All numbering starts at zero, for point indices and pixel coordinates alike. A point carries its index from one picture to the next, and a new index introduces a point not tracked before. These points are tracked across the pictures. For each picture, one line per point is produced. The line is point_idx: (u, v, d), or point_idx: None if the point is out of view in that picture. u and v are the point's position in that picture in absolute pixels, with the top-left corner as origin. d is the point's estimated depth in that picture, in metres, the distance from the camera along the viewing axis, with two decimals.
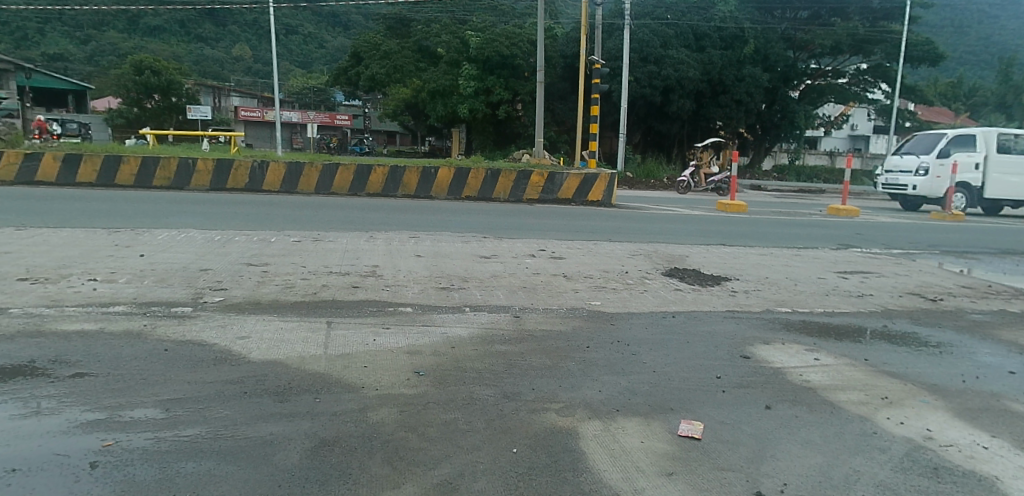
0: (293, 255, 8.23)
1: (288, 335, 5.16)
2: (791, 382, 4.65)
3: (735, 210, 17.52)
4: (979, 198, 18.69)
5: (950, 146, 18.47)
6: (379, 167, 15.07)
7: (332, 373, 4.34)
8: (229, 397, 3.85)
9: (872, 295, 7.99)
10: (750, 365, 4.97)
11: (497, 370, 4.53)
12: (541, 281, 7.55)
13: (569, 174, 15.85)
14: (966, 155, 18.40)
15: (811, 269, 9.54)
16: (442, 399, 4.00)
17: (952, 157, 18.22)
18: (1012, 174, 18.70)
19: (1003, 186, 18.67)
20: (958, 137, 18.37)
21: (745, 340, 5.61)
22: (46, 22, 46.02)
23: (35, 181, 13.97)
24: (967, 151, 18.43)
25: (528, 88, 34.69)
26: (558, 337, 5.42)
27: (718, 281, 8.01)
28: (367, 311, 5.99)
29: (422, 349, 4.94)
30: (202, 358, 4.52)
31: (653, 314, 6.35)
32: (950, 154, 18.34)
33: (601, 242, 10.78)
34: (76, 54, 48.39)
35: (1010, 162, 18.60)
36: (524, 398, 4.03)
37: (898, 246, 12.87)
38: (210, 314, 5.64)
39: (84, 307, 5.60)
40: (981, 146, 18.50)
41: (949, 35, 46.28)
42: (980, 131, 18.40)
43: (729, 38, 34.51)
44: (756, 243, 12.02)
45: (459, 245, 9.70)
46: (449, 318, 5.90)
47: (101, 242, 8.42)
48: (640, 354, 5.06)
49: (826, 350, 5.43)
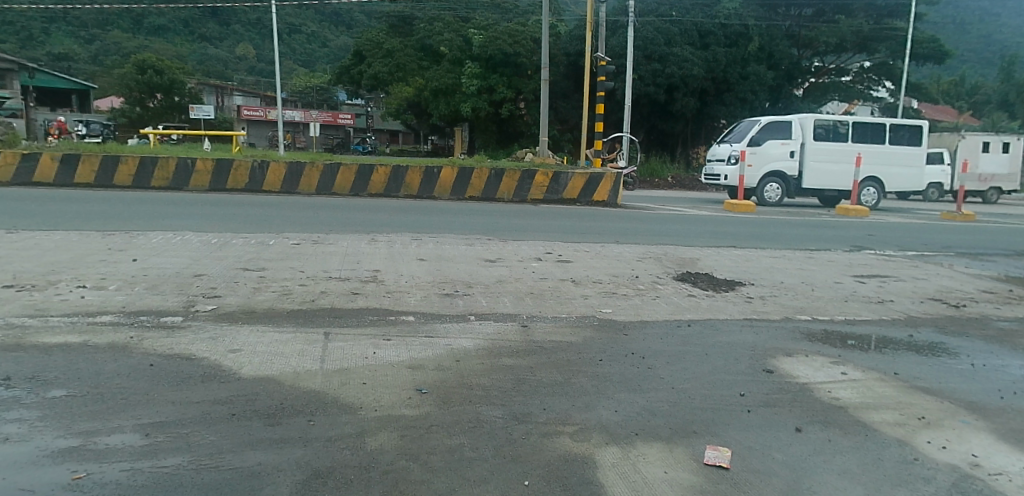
0: (291, 260, 7.93)
1: (284, 347, 4.87)
2: (820, 400, 4.36)
3: (743, 210, 17.17)
4: (794, 188, 18.63)
5: (761, 133, 18.46)
6: (381, 167, 14.78)
7: (328, 391, 4.05)
8: (215, 421, 3.56)
9: (892, 300, 7.69)
10: (774, 381, 4.68)
11: (506, 387, 4.24)
12: (549, 288, 7.24)
13: (574, 174, 15.53)
14: (778, 143, 18.37)
15: (827, 273, 9.24)
16: (446, 420, 3.70)
17: (761, 145, 18.21)
18: (827, 162, 18.61)
19: (819, 173, 18.59)
20: (769, 124, 18.33)
21: (766, 353, 5.31)
22: (51, 21, 45.96)
23: (33, 181, 13.70)
24: (780, 138, 18.42)
25: (531, 86, 34.42)
26: (570, 349, 5.11)
27: (733, 287, 7.70)
28: (368, 321, 5.69)
29: (425, 363, 4.63)
30: (191, 375, 4.22)
31: (667, 323, 6.02)
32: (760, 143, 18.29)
33: (609, 244, 10.48)
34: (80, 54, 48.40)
35: (824, 150, 18.50)
36: (535, 420, 3.74)
37: (911, 247, 12.58)
38: (200, 326, 5.33)
39: (68, 317, 5.29)
40: (796, 133, 18.41)
41: (954, 32, 45.88)
42: (795, 118, 18.34)
43: (733, 35, 34.17)
44: (767, 244, 11.73)
45: (463, 247, 9.41)
46: (453, 328, 5.59)
47: (93, 246, 8.12)
48: (658, 368, 4.76)
49: (852, 364, 5.13)
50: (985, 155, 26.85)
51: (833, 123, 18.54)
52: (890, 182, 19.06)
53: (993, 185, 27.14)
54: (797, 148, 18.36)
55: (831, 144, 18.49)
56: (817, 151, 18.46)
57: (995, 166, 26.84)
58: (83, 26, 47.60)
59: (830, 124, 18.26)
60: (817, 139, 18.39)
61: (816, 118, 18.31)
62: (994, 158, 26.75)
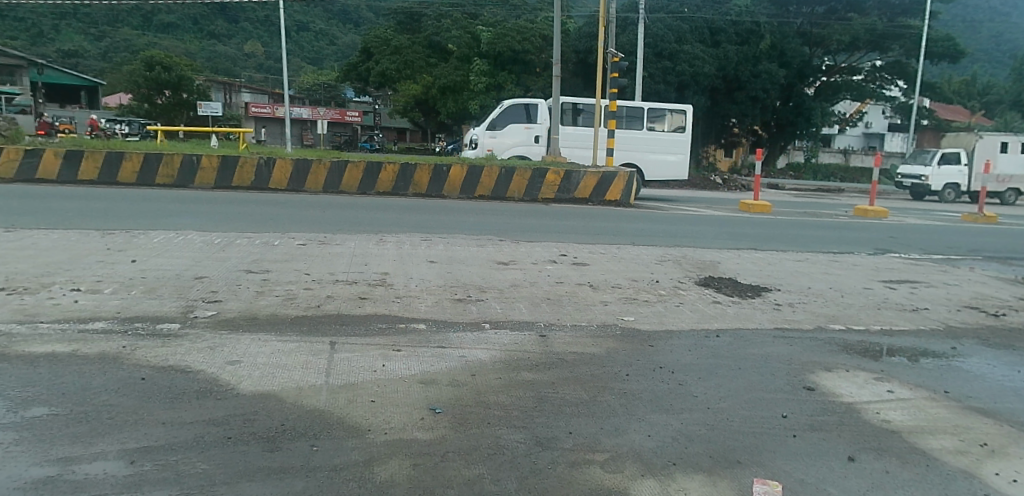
0: (297, 261, 7.60)
1: (287, 358, 4.52)
2: (869, 423, 4.01)
3: (760, 210, 16.80)
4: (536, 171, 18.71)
5: (502, 117, 18.82)
6: (390, 165, 14.44)
7: (334, 409, 3.71)
8: (209, 445, 3.23)
9: (928, 308, 7.30)
10: (817, 400, 4.33)
11: (527, 406, 3.89)
12: (567, 293, 6.88)
13: (586, 173, 15.14)
14: (522, 126, 18.83)
15: (854, 278, 8.85)
16: (464, 445, 3.36)
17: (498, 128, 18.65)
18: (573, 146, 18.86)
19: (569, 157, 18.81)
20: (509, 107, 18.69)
21: (804, 368, 4.95)
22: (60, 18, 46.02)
23: (36, 178, 13.44)
24: (524, 122, 18.90)
25: (539, 84, 33.05)
26: (593, 362, 4.77)
27: (759, 293, 7.34)
28: (375, 329, 5.33)
29: (438, 378, 4.28)
30: (186, 391, 3.88)
31: (694, 334, 5.67)
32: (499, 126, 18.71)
33: (625, 246, 10.11)
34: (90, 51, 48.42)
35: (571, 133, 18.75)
36: (561, 446, 3.39)
37: (936, 250, 12.14)
38: (198, 334, 4.99)
39: (58, 324, 4.95)
40: (540, 117, 18.93)
41: (968, 31, 45.24)
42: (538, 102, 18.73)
43: (744, 32, 33.70)
44: (787, 247, 11.35)
45: (474, 249, 9.06)
46: (467, 337, 5.24)
47: (92, 246, 7.79)
48: (691, 386, 4.40)
49: (899, 381, 4.76)
50: (1003, 155, 26.34)
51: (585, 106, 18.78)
52: (653, 170, 18.78)
53: (1011, 186, 26.60)
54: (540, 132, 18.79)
55: (583, 128, 18.99)
56: (565, 135, 18.97)
57: (1013, 167, 26.37)
58: (93, 23, 47.61)
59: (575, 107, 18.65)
60: (566, 122, 18.86)
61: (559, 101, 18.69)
62: (1012, 159, 26.26)
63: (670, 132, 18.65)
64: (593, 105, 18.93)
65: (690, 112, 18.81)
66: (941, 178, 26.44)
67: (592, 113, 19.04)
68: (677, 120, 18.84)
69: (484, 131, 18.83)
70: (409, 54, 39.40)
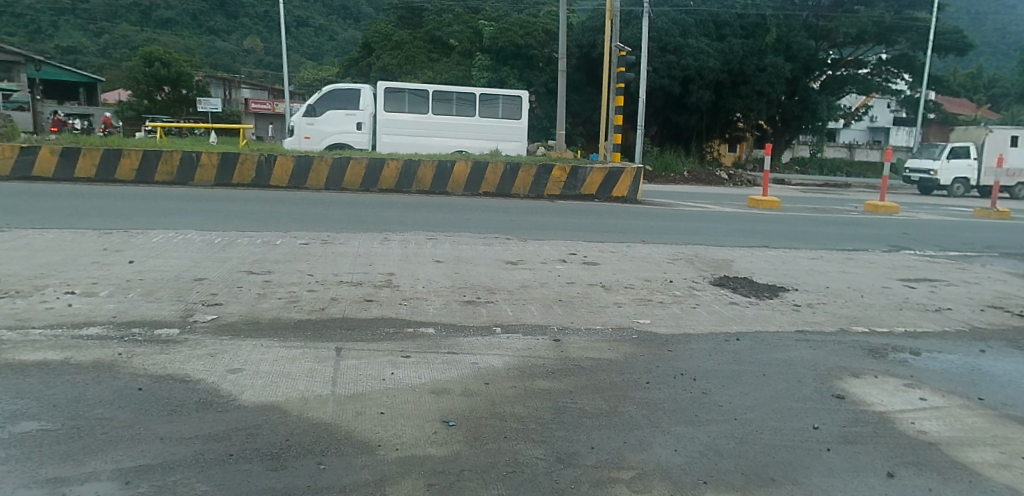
0: (300, 262, 7.39)
1: (290, 366, 4.32)
2: (904, 433, 3.80)
3: (768, 206, 16.59)
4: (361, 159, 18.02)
5: (323, 103, 17.66)
6: (392, 161, 14.23)
7: (342, 423, 3.51)
8: (210, 463, 3.03)
9: (951, 309, 7.07)
10: (847, 410, 4.12)
11: (545, 418, 3.68)
12: (579, 294, 6.65)
13: (592, 169, 14.91)
14: (342, 112, 17.71)
15: (871, 277, 8.63)
16: (480, 462, 3.16)
17: (318, 115, 17.50)
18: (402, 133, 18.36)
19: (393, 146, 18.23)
20: (330, 93, 17.57)
21: (831, 374, 4.73)
22: (60, 14, 45.76)
23: (33, 176, 13.24)
24: (345, 107, 17.77)
25: (542, 79, 33.73)
26: (611, 369, 4.56)
27: (776, 293, 7.14)
28: (383, 334, 5.12)
29: (450, 387, 4.07)
30: (184, 403, 3.69)
31: (713, 338, 5.46)
32: (320, 113, 17.58)
33: (635, 244, 9.90)
34: (89, 47, 48.12)
35: (396, 121, 18.25)
36: (583, 463, 3.19)
37: (952, 247, 11.91)
38: (197, 340, 4.78)
39: (51, 331, 4.76)
40: (365, 102, 17.85)
41: (975, 23, 44.77)
42: (362, 87, 17.81)
43: (750, 26, 33.35)
44: (800, 244, 11.12)
45: (481, 248, 8.85)
46: (478, 342, 5.03)
47: (88, 246, 7.59)
48: (715, 394, 4.19)
49: (930, 387, 4.55)
50: (1012, 149, 26.08)
51: (410, 92, 18.32)
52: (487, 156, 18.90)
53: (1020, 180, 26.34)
54: (365, 119, 17.82)
55: (409, 115, 18.30)
56: (391, 123, 18.22)
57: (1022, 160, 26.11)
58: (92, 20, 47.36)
59: (403, 94, 18.10)
60: (389, 110, 18.12)
61: (387, 88, 17.97)
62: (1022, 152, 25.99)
63: (505, 120, 18.82)
64: (418, 92, 18.27)
65: (524, 98, 18.89)
66: (950, 173, 26.15)
67: (418, 99, 18.36)
68: (512, 107, 18.91)
69: (302, 117, 17.45)
70: (410, 49, 38.60)
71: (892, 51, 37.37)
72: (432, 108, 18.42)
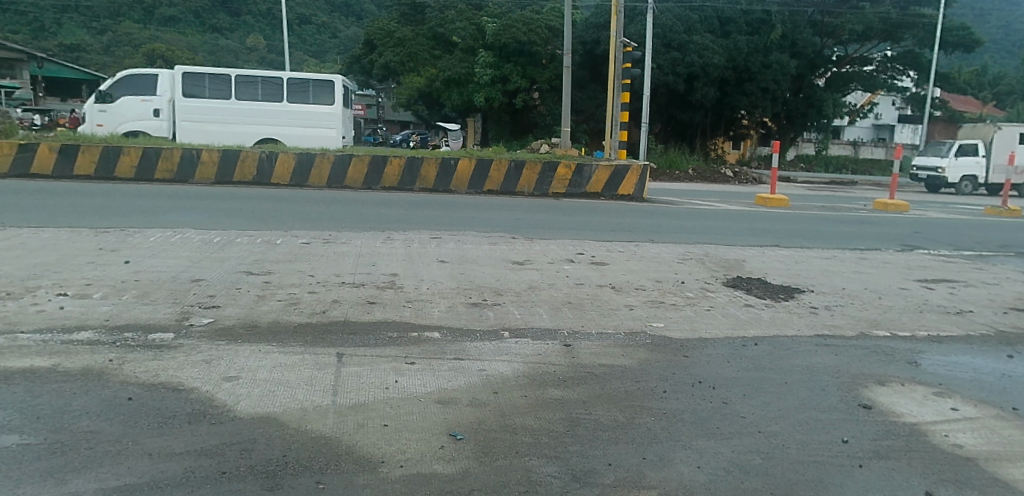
0: (301, 262, 7.18)
1: (289, 373, 4.10)
2: (939, 447, 3.58)
3: (776, 205, 16.37)
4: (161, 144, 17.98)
5: (120, 88, 17.77)
6: (396, 158, 14.02)
7: (343, 437, 3.30)
8: (201, 482, 2.83)
9: (973, 311, 6.83)
10: (876, 421, 3.90)
11: (558, 432, 3.47)
12: (590, 296, 6.43)
13: (598, 166, 14.70)
14: (138, 99, 17.73)
15: (887, 278, 8.41)
16: (490, 481, 2.95)
17: (113, 101, 17.62)
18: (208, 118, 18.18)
19: (193, 131, 18.07)
20: (124, 79, 17.67)
21: (855, 383, 4.51)
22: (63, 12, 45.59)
23: (31, 173, 13.06)
24: (141, 94, 17.78)
25: (545, 76, 33.80)
26: (626, 376, 4.34)
27: (792, 295, 6.94)
28: (386, 339, 4.91)
29: (457, 397, 3.86)
30: (175, 415, 3.48)
31: (730, 343, 5.24)
32: (115, 99, 17.68)
33: (643, 243, 9.68)
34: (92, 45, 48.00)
35: (198, 107, 18.06)
36: (600, 481, 2.98)
37: (966, 246, 11.65)
38: (193, 345, 4.57)
39: (41, 335, 4.56)
40: (162, 87, 17.87)
41: (982, 19, 44.42)
42: (160, 73, 17.83)
43: (755, 23, 33.05)
44: (812, 244, 10.89)
45: (486, 248, 8.64)
46: (486, 347, 4.82)
47: (84, 246, 7.40)
48: (736, 405, 3.98)
49: (962, 397, 4.32)
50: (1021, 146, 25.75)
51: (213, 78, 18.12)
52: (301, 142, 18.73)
53: None
54: (161, 105, 17.82)
55: (210, 101, 18.04)
56: (192, 108, 18.02)
57: None
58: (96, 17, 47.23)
59: (201, 80, 17.95)
60: (190, 95, 17.95)
61: (185, 72, 17.83)
62: None
63: (317, 106, 18.70)
64: (220, 77, 18.04)
65: (336, 83, 18.81)
66: (958, 171, 25.85)
67: (219, 83, 18.13)
68: (324, 92, 18.83)
69: (93, 104, 17.63)
70: (412, 46, 38.54)
71: (897, 48, 37.07)
72: (236, 94, 18.22)
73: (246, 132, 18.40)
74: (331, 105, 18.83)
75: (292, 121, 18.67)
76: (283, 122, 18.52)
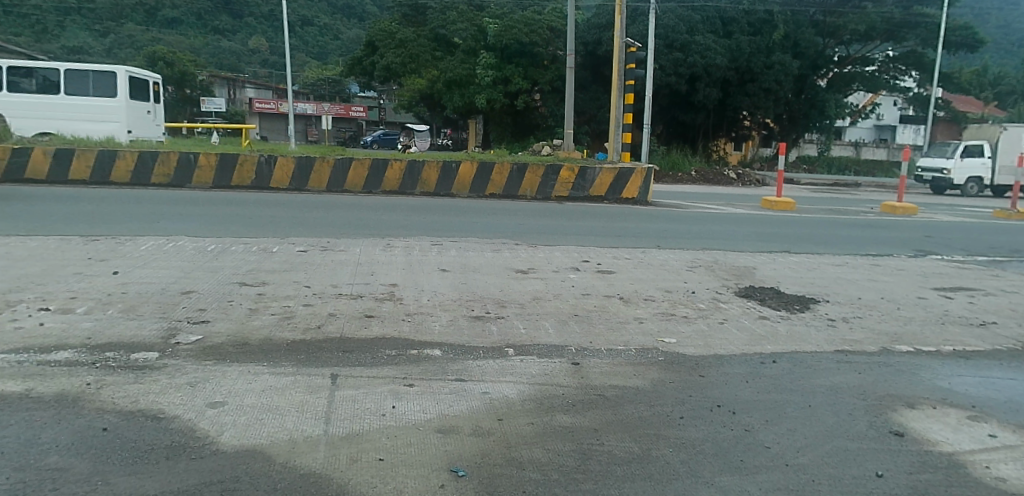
0: (296, 272, 6.91)
1: (279, 398, 3.83)
2: (982, 482, 3.30)
3: (783, 207, 16.09)
4: None
5: None
6: (396, 162, 13.76)
7: (334, 475, 3.03)
8: None
9: (996, 323, 6.55)
10: (909, 451, 3.63)
11: (568, 466, 3.21)
12: (597, 308, 6.16)
13: (602, 169, 14.41)
14: None
15: (903, 286, 8.14)
16: None
17: None
18: None
19: None
20: None
21: (884, 407, 4.22)
22: None
23: (24, 178, 12.79)
24: None
25: (546, 78, 33.17)
26: (639, 399, 4.07)
27: (807, 305, 6.67)
28: (383, 357, 4.63)
29: (459, 425, 3.59)
30: (153, 449, 3.21)
31: (747, 361, 4.96)
32: None
33: (651, 249, 9.40)
34: None
35: None
36: None
37: (980, 251, 11.34)
38: (179, 366, 4.29)
39: (16, 356, 4.29)
40: None
41: (986, 19, 44.11)
42: None
43: (758, 23, 32.75)
44: (823, 249, 10.61)
45: (489, 255, 8.36)
46: (489, 366, 4.54)
47: (72, 255, 7.13)
48: (758, 433, 3.71)
49: (1001, 424, 4.03)
50: None
51: None
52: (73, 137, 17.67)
53: None
54: None
55: None
56: None
57: None
58: None
59: None
60: None
61: None
62: None
63: (96, 99, 17.58)
64: None
65: (120, 75, 17.57)
66: (964, 172, 25.55)
67: None
68: (106, 86, 17.61)
69: None
70: (414, 47, 38.12)
71: (900, 48, 36.76)
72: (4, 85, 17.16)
73: (24, 124, 17.30)
74: (113, 98, 17.65)
75: (72, 113, 17.58)
76: (56, 114, 17.44)
